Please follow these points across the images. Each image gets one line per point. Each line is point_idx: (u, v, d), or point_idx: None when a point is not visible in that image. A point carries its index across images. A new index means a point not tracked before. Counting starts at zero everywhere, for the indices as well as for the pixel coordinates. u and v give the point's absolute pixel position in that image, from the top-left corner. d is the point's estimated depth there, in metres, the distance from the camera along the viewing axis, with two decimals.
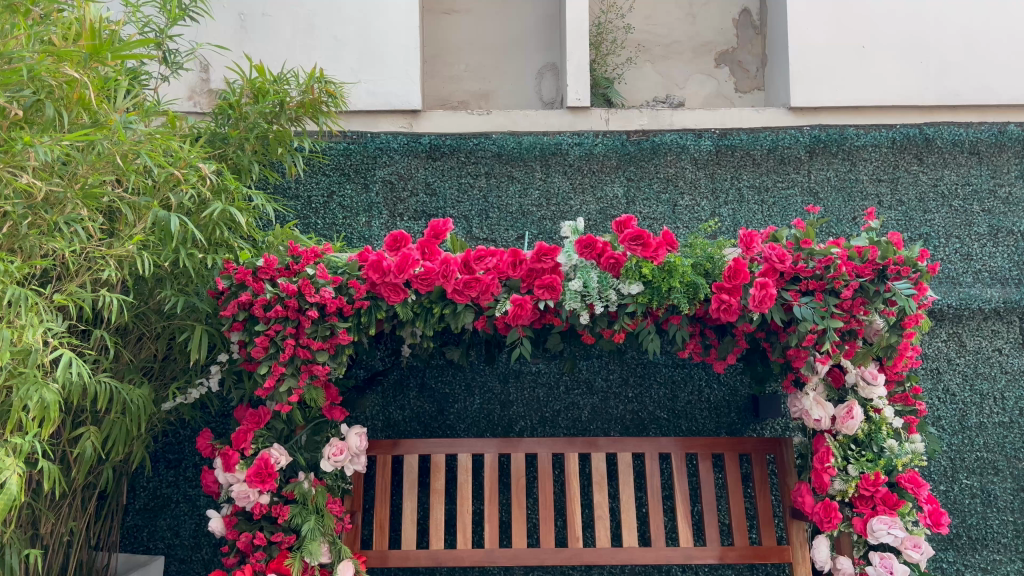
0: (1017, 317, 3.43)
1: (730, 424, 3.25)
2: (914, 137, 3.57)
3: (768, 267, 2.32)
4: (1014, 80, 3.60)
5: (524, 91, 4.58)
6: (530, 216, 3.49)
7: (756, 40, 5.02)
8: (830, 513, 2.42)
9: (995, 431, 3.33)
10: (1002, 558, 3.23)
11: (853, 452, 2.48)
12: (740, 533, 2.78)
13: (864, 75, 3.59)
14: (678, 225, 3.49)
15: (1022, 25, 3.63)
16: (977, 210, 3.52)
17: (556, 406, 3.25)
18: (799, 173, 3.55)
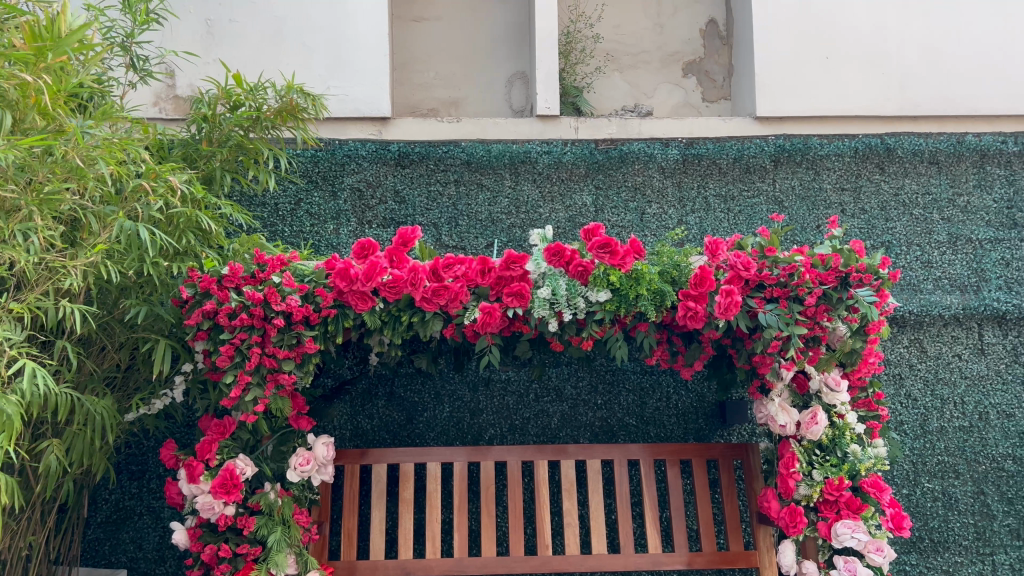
0: (975, 323, 3.51)
1: (697, 430, 3.28)
2: (876, 147, 3.62)
3: (733, 275, 2.35)
4: (970, 92, 3.71)
5: (493, 100, 4.59)
6: (500, 224, 3.50)
7: (723, 50, 5.08)
8: (795, 518, 2.44)
9: (956, 435, 3.39)
10: (963, 560, 3.29)
11: (818, 457, 2.52)
12: (707, 538, 2.81)
13: (830, 84, 3.69)
14: (646, 233, 3.52)
15: (977, 41, 3.75)
16: (937, 218, 3.58)
17: (525, 413, 3.25)
18: (764, 182, 3.60)
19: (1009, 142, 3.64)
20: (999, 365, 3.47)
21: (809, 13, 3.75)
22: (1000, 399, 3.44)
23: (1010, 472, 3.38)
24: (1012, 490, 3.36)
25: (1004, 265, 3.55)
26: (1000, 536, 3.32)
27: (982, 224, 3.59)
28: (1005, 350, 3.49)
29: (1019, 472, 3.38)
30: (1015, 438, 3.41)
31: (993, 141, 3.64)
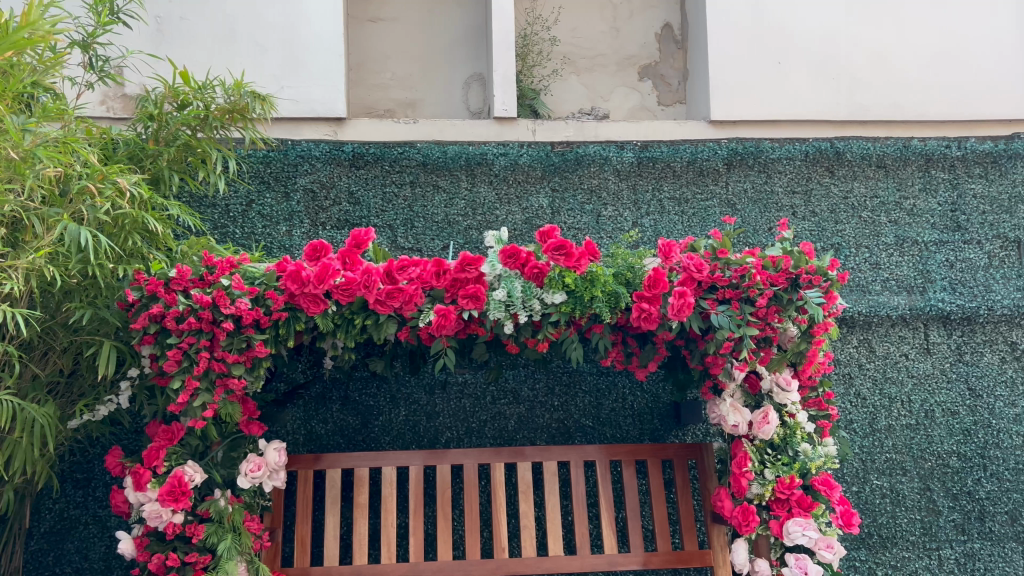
0: (921, 323, 3.59)
1: (652, 431, 3.30)
2: (826, 150, 3.69)
3: (686, 276, 2.37)
4: (914, 97, 3.89)
5: (450, 101, 4.57)
6: (456, 225, 3.48)
7: (678, 55, 5.14)
8: (748, 517, 2.47)
9: (903, 433, 3.47)
10: (911, 555, 3.37)
11: (769, 456, 2.56)
12: (662, 538, 2.83)
13: (781, 92, 3.85)
14: (602, 235, 3.53)
15: (918, 52, 3.94)
16: (885, 221, 3.66)
17: (482, 415, 3.24)
18: (717, 184, 3.64)
19: (953, 147, 3.73)
20: (945, 364, 3.55)
21: (762, 23, 3.90)
22: (945, 396, 3.52)
23: (955, 468, 3.46)
24: (956, 485, 3.45)
25: (948, 266, 3.64)
26: (945, 531, 3.41)
27: (928, 226, 3.67)
28: (950, 349, 3.58)
29: (963, 468, 3.47)
30: (959, 435, 3.50)
31: (938, 145, 3.72)
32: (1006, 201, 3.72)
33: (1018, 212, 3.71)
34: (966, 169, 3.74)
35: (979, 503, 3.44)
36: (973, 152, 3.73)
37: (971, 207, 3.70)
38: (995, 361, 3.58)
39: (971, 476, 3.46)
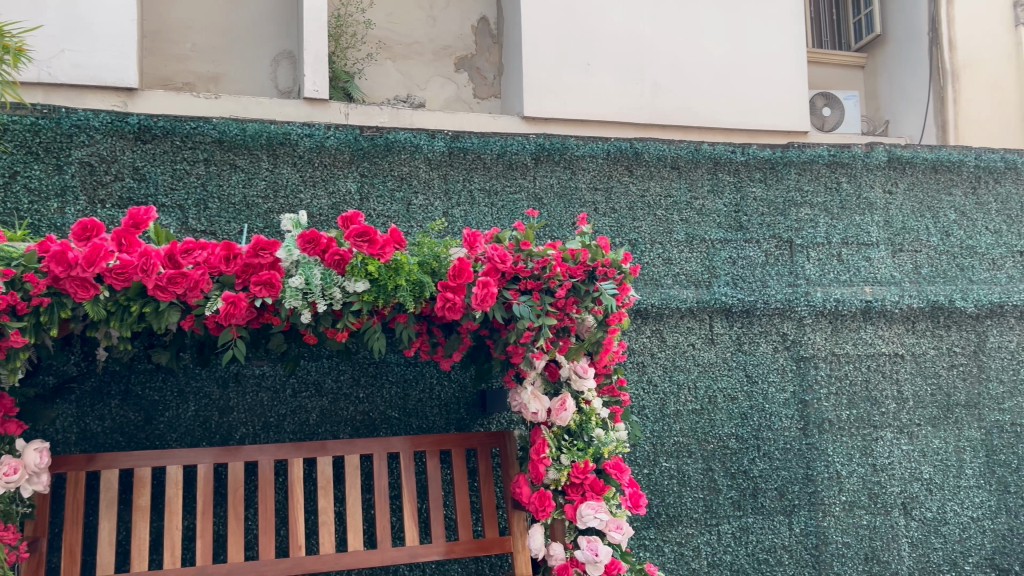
0: (708, 315, 3.84)
1: (458, 421, 3.30)
2: (625, 151, 3.85)
3: (490, 267, 2.39)
4: (705, 105, 4.61)
5: (256, 78, 4.37)
6: (256, 208, 3.31)
7: (494, 49, 5.18)
8: (544, 502, 2.53)
9: (689, 418, 3.72)
10: (694, 532, 3.62)
11: (566, 441, 2.63)
12: (464, 527, 2.83)
13: (588, 92, 4.38)
14: (412, 224, 3.50)
15: (702, 63, 4.62)
16: (676, 219, 3.89)
17: (281, 410, 3.10)
18: (525, 178, 3.70)
19: (738, 152, 4.00)
20: (726, 353, 3.84)
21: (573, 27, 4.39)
22: (726, 383, 3.81)
23: (733, 449, 3.76)
24: (734, 465, 3.74)
25: (731, 263, 3.94)
26: (724, 507, 3.69)
27: (714, 226, 3.95)
28: (731, 339, 3.86)
29: (740, 450, 3.77)
30: (738, 418, 3.79)
31: (725, 150, 3.98)
32: (781, 204, 4.06)
33: (791, 214, 4.06)
34: (748, 174, 4.04)
35: (753, 481, 3.75)
36: (754, 158, 4.03)
37: (751, 208, 4.01)
38: (768, 350, 3.91)
39: (747, 456, 3.77)
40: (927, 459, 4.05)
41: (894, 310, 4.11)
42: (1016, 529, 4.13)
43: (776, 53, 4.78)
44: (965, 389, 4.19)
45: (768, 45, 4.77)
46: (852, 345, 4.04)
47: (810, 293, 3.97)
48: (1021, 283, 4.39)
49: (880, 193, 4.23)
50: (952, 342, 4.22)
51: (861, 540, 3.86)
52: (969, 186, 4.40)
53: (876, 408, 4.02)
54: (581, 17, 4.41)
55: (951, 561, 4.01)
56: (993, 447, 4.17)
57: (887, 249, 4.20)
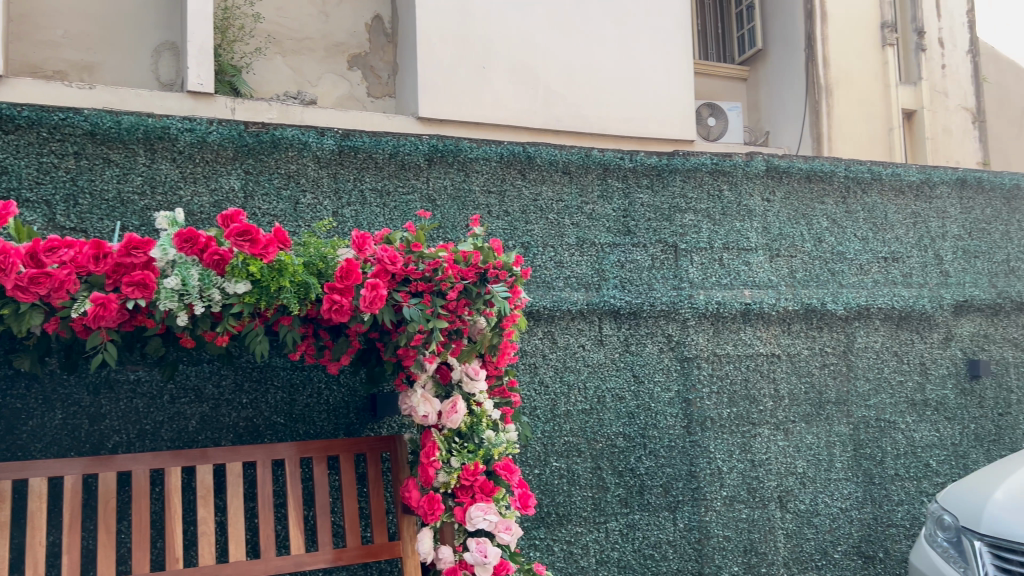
0: (597, 317, 3.92)
1: (347, 425, 3.24)
2: (518, 154, 3.87)
3: (380, 268, 2.36)
4: (574, 115, 5.32)
5: (137, 68, 4.40)
6: (131, 205, 3.15)
7: (387, 47, 5.35)
8: (433, 505, 2.53)
9: (579, 417, 3.78)
10: (582, 530, 3.69)
11: (457, 444, 2.62)
12: (352, 533, 2.78)
13: (471, 100, 5.04)
14: (299, 224, 3.41)
15: (574, 80, 5.35)
16: (568, 223, 3.95)
17: (158, 417, 2.96)
18: (418, 179, 3.67)
19: (626, 159, 4.10)
20: (615, 353, 3.92)
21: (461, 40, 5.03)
22: (614, 383, 3.89)
23: (621, 447, 3.85)
24: (622, 463, 3.83)
25: (620, 266, 4.03)
26: (612, 505, 3.78)
27: (604, 230, 4.03)
28: (619, 340, 3.95)
29: (627, 448, 3.86)
30: (625, 417, 3.89)
31: (614, 156, 4.07)
32: (667, 210, 4.19)
33: (676, 220, 4.20)
34: (636, 180, 4.14)
35: (639, 478, 3.86)
36: (641, 165, 4.14)
37: (639, 213, 4.12)
38: (654, 351, 4.02)
39: (634, 454, 3.87)
40: (801, 453, 4.27)
41: (771, 312, 4.31)
42: (880, 518, 4.40)
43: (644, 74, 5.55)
44: (835, 386, 4.44)
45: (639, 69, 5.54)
46: (732, 346, 4.21)
47: (693, 296, 4.12)
48: (885, 287, 4.69)
49: (759, 201, 4.43)
50: (823, 343, 4.46)
51: (740, 533, 4.03)
52: (840, 195, 4.66)
53: (755, 406, 4.20)
54: (471, 33, 5.06)
55: (822, 550, 4.24)
56: (860, 441, 4.44)
57: (765, 254, 4.41)
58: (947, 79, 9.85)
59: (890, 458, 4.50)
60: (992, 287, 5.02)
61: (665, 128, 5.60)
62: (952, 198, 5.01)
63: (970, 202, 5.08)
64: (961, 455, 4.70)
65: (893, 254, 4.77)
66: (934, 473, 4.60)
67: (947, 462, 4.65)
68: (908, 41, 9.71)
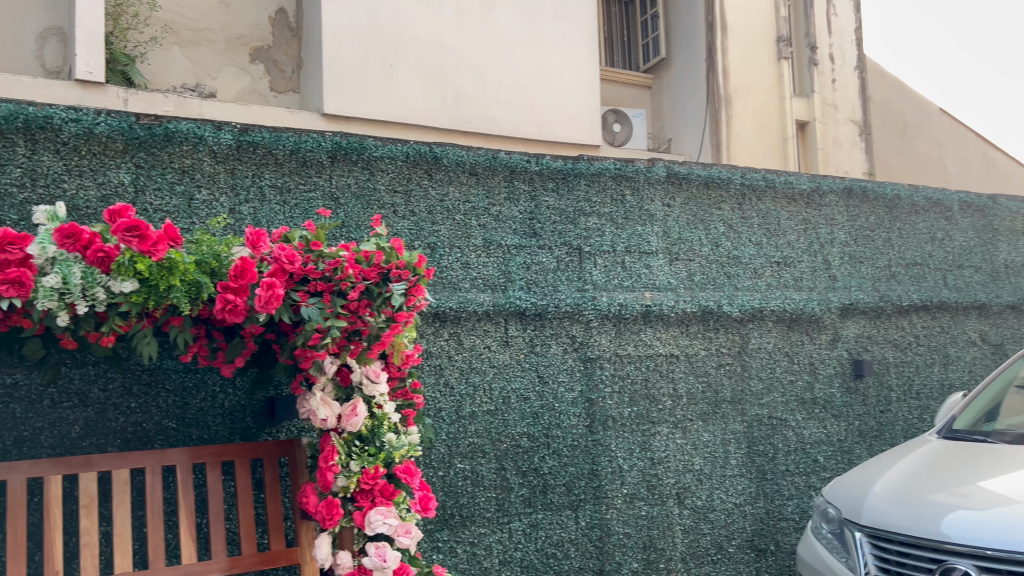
0: (502, 318, 3.93)
1: (244, 429, 3.14)
2: (424, 154, 3.85)
3: (276, 267, 2.31)
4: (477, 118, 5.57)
5: (24, 55, 4.43)
6: (9, 198, 2.96)
7: (290, 42, 5.46)
8: (332, 510, 2.48)
9: (483, 419, 3.78)
10: (486, 531, 3.71)
11: (357, 447, 2.59)
12: (247, 540, 2.70)
13: (379, 98, 5.20)
14: (194, 221, 3.29)
15: (479, 84, 5.61)
16: (474, 224, 3.95)
17: (37, 423, 2.80)
18: (320, 177, 3.60)
19: (532, 162, 4.14)
20: (520, 354, 3.95)
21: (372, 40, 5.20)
22: (519, 384, 3.91)
23: (525, 448, 3.87)
24: (526, 463, 3.86)
25: (525, 267, 4.06)
26: (515, 505, 3.80)
27: (510, 232, 4.05)
28: (524, 342, 3.98)
29: (531, 448, 3.89)
30: (529, 418, 3.91)
31: (520, 159, 4.10)
32: (572, 213, 4.24)
33: (580, 223, 4.26)
34: (542, 183, 4.18)
35: (543, 478, 3.89)
36: (547, 168, 4.19)
37: (545, 216, 4.16)
38: (559, 352, 4.06)
39: (538, 454, 3.90)
40: (698, 451, 4.40)
41: (671, 314, 4.43)
42: (772, 512, 4.59)
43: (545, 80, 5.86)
44: (730, 386, 4.60)
45: (539, 74, 5.85)
46: (633, 347, 4.30)
47: (596, 297, 4.18)
48: (777, 290, 4.89)
49: (660, 207, 4.54)
50: (720, 344, 4.61)
51: (640, 530, 4.13)
52: (736, 202, 4.84)
53: (654, 405, 4.31)
54: (382, 33, 5.23)
55: (717, 544, 4.39)
56: (753, 438, 4.62)
57: (665, 257, 4.52)
58: (838, 93, 10.44)
59: (781, 454, 4.70)
60: (875, 291, 5.31)
61: (563, 133, 5.91)
62: (840, 206, 5.28)
63: (855, 210, 5.35)
64: (846, 451, 4.97)
65: (785, 259, 4.98)
66: (821, 468, 4.84)
67: (833, 457, 4.91)
68: (801, 56, 10.26)
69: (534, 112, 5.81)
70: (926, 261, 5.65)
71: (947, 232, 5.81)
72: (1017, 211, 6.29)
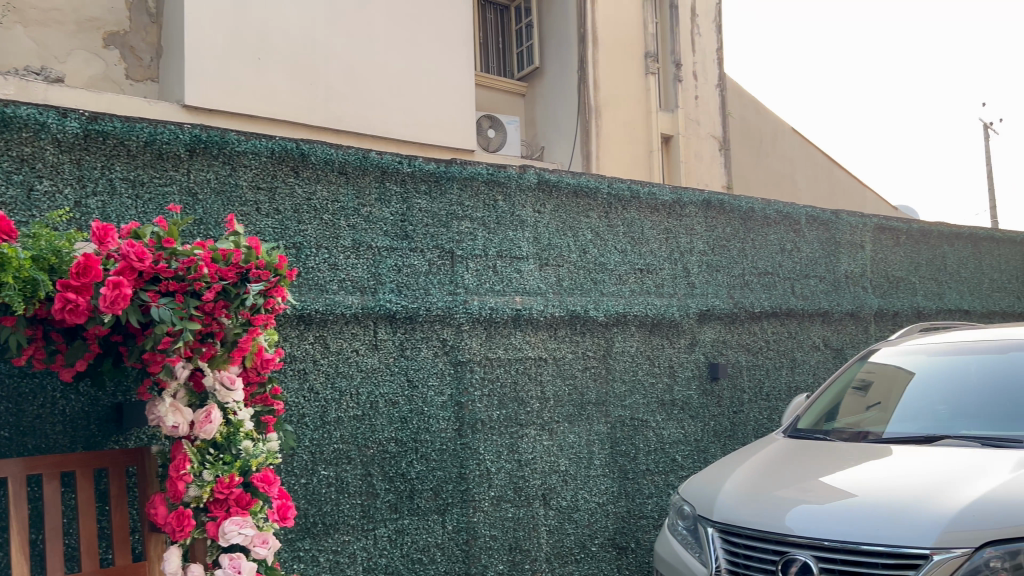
0: (372, 321, 3.87)
1: (88, 438, 2.94)
2: (290, 151, 3.73)
3: (124, 265, 2.19)
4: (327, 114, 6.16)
5: None
6: None
7: (148, 28, 5.89)
8: (182, 521, 2.38)
9: (349, 424, 3.71)
10: (350, 538, 3.64)
11: (211, 455, 2.46)
12: (87, 556, 2.53)
13: (237, 89, 5.70)
14: (33, 213, 3.05)
15: (334, 81, 6.20)
16: (343, 225, 3.86)
17: None
18: (177, 171, 3.43)
19: (404, 163, 4.09)
20: (389, 358, 3.89)
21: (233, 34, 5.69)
22: (388, 388, 3.86)
23: (392, 453, 3.83)
24: (392, 468, 3.82)
25: (396, 270, 4.01)
26: (380, 512, 3.75)
27: (380, 233, 3.98)
28: (393, 345, 3.93)
29: (398, 453, 3.85)
30: (397, 422, 3.87)
31: (391, 160, 4.05)
32: (443, 216, 4.23)
33: (451, 226, 4.25)
34: (414, 185, 4.15)
35: (409, 483, 3.86)
36: (419, 170, 4.15)
37: (416, 219, 4.13)
38: (428, 355, 4.04)
39: (405, 459, 3.87)
40: (563, 452, 4.50)
41: (540, 318, 4.50)
42: (632, 510, 4.76)
43: (394, 81, 6.53)
44: (595, 388, 4.73)
45: (389, 74, 6.50)
46: (503, 351, 4.33)
47: (467, 301, 4.19)
48: (640, 296, 5.07)
49: (530, 212, 4.61)
50: (586, 347, 4.73)
51: (506, 532, 4.17)
52: (604, 211, 4.98)
53: (522, 408, 4.36)
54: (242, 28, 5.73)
55: (581, 544, 4.50)
56: (616, 439, 4.77)
57: (535, 262, 4.59)
58: (700, 109, 10.98)
59: (641, 454, 4.88)
60: (730, 298, 5.61)
61: (406, 131, 6.59)
62: (699, 217, 5.54)
63: (713, 221, 5.63)
64: (702, 450, 5.23)
65: (648, 266, 5.16)
66: (679, 467, 5.07)
67: (690, 456, 5.15)
68: (667, 72, 10.73)
69: (383, 110, 6.45)
70: (776, 270, 6.02)
71: (795, 244, 6.21)
72: (856, 225, 6.81)
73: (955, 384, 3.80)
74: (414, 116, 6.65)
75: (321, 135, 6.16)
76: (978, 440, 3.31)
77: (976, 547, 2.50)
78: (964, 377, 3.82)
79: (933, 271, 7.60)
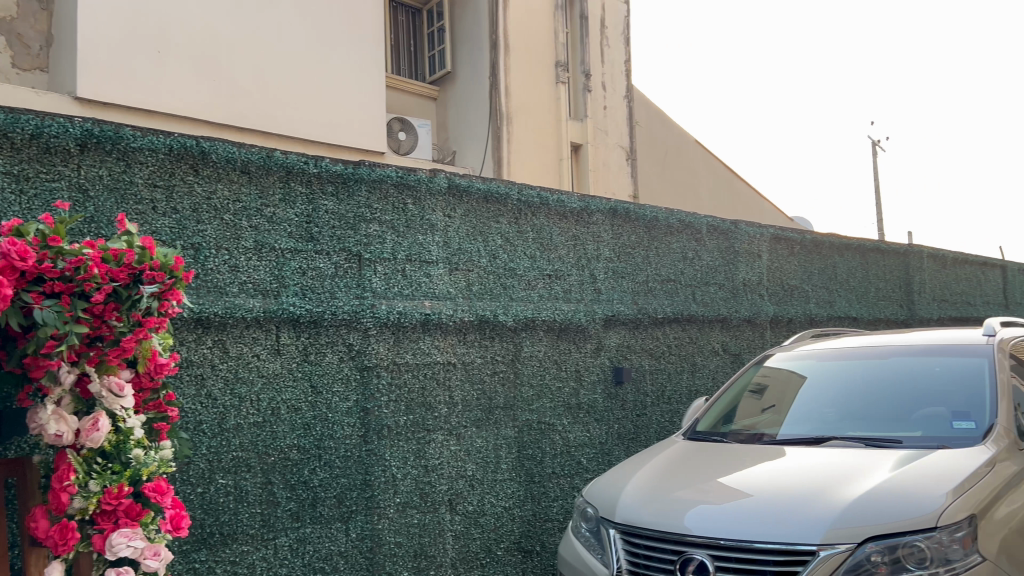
0: (274, 325, 3.77)
1: None
2: (190, 148, 3.61)
3: (4, 264, 2.07)
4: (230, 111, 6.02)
5: None
6: None
7: (38, 16, 5.64)
8: (66, 534, 2.26)
9: (249, 431, 3.61)
10: (249, 548, 3.54)
11: (98, 465, 2.35)
12: None
13: (134, 83, 5.50)
14: None
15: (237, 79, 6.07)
16: (245, 226, 3.75)
17: None
18: (66, 166, 3.26)
19: (310, 164, 4.01)
20: (292, 363, 3.81)
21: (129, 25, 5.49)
22: (290, 394, 3.77)
23: (294, 460, 3.74)
24: (294, 476, 3.73)
25: (300, 273, 3.92)
26: (281, 520, 3.66)
27: (284, 234, 3.88)
28: (297, 350, 3.84)
29: (300, 460, 3.77)
30: (300, 429, 3.78)
31: (297, 160, 3.96)
32: (351, 218, 4.16)
33: (359, 229, 4.19)
34: (320, 186, 4.07)
35: (312, 491, 3.78)
36: (326, 171, 4.08)
37: (322, 221, 4.05)
38: (333, 360, 3.97)
39: (308, 466, 3.79)
40: (470, 457, 4.49)
41: (448, 323, 4.49)
42: (538, 514, 4.80)
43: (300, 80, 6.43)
44: (503, 393, 4.75)
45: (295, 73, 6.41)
46: (411, 355, 4.30)
47: (374, 305, 4.13)
48: (548, 301, 5.13)
49: (440, 217, 4.59)
50: (494, 352, 4.75)
51: (411, 539, 4.14)
52: (513, 216, 5.02)
53: (429, 413, 4.33)
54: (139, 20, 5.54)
55: (486, 548, 4.51)
56: (523, 443, 4.80)
57: (444, 267, 4.57)
58: (609, 119, 11.22)
59: (547, 458, 4.94)
60: (634, 304, 5.74)
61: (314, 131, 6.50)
62: (606, 225, 5.64)
63: (620, 229, 5.75)
64: (606, 452, 5.34)
65: (556, 272, 5.23)
66: (583, 470, 5.16)
67: (595, 459, 5.24)
68: (577, 81, 10.91)
69: (288, 109, 6.35)
70: (679, 277, 6.20)
71: (697, 252, 6.41)
72: (754, 235, 7.08)
73: (843, 388, 4.00)
74: (320, 116, 6.55)
75: (224, 133, 6.02)
76: (863, 441, 3.49)
77: (858, 542, 2.63)
78: (852, 381, 4.02)
79: (824, 280, 7.99)
